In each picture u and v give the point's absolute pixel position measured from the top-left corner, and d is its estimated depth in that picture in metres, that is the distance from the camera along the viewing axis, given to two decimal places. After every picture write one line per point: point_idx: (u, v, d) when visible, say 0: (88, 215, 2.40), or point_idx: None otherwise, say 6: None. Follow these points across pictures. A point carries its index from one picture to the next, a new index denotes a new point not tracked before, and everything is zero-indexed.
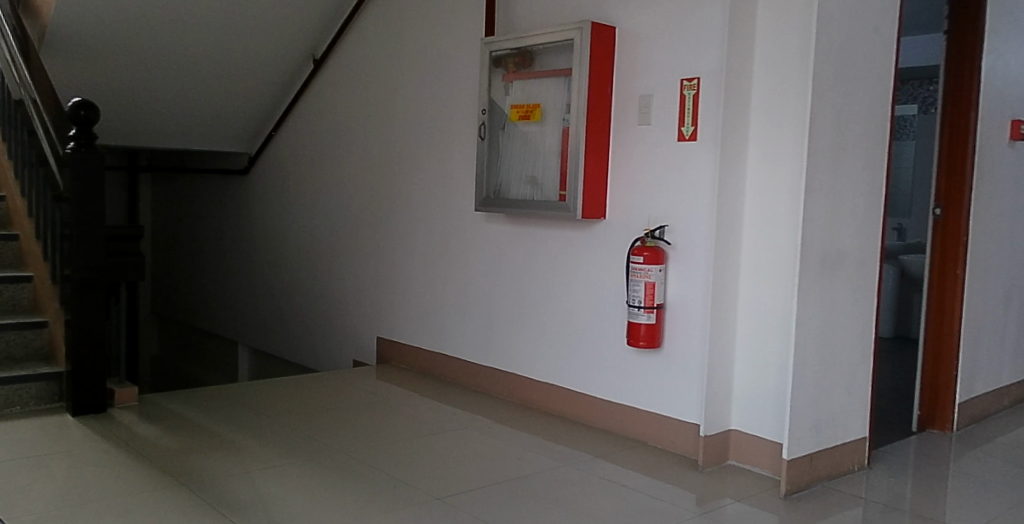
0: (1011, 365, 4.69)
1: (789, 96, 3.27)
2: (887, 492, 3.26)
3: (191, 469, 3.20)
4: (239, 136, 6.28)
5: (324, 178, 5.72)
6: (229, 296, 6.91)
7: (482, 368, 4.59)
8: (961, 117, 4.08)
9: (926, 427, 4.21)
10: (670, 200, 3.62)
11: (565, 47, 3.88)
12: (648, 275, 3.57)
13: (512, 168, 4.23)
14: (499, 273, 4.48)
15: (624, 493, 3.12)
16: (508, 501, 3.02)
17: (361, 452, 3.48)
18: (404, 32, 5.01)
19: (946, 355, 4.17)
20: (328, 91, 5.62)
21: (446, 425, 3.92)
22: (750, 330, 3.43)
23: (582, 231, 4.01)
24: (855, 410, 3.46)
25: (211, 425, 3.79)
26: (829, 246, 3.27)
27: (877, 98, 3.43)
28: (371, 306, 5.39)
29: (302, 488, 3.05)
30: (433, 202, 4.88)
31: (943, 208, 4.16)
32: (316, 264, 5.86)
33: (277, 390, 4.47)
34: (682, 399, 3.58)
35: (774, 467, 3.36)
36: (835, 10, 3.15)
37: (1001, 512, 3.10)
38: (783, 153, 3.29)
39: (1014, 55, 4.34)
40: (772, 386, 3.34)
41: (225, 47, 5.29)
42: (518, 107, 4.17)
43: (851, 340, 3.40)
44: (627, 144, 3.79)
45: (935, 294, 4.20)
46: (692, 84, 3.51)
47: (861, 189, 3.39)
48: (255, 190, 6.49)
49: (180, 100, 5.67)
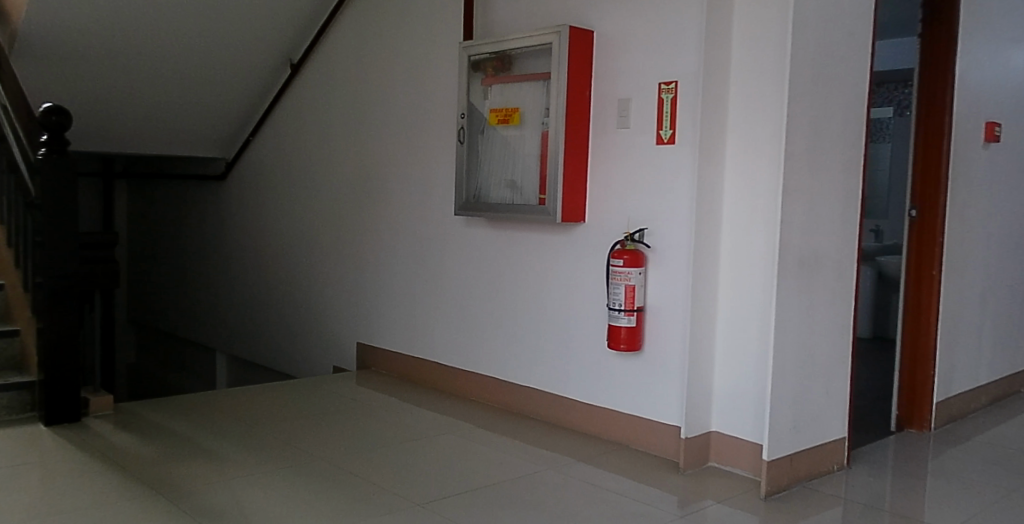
0: (988, 364, 4.73)
1: (767, 96, 3.29)
2: (866, 492, 3.27)
3: (167, 478, 3.15)
4: (216, 141, 6.24)
5: (302, 185, 5.68)
6: (206, 301, 6.85)
7: (462, 372, 4.57)
8: (936, 119, 4.12)
9: (904, 427, 4.23)
10: (649, 204, 3.63)
11: (543, 51, 3.88)
12: (628, 278, 3.56)
13: (492, 171, 4.22)
14: (480, 278, 4.47)
15: (606, 497, 3.12)
16: (487, 505, 3.01)
17: (340, 459, 3.45)
18: (382, 36, 4.99)
19: (924, 354, 4.21)
20: (306, 96, 5.59)
21: (427, 430, 3.90)
22: (729, 331, 3.44)
23: (562, 235, 4.01)
24: (833, 411, 3.48)
25: (188, 432, 3.75)
26: (807, 248, 3.28)
27: (853, 100, 3.45)
28: (350, 311, 5.35)
29: (280, 497, 3.01)
30: (411, 206, 4.86)
31: (918, 209, 4.20)
32: (295, 272, 5.81)
33: (255, 397, 4.44)
34: (663, 401, 3.58)
35: (755, 468, 3.37)
36: (810, 14, 3.17)
37: (978, 510, 3.11)
38: (760, 157, 3.31)
39: (987, 58, 4.40)
40: (751, 388, 3.35)
41: (200, 52, 5.24)
42: (497, 110, 4.15)
43: (829, 340, 3.42)
44: (606, 148, 3.80)
45: (911, 294, 4.24)
46: (670, 88, 3.52)
47: (838, 190, 3.41)
48: (232, 196, 6.44)
49: (154, 105, 5.61)
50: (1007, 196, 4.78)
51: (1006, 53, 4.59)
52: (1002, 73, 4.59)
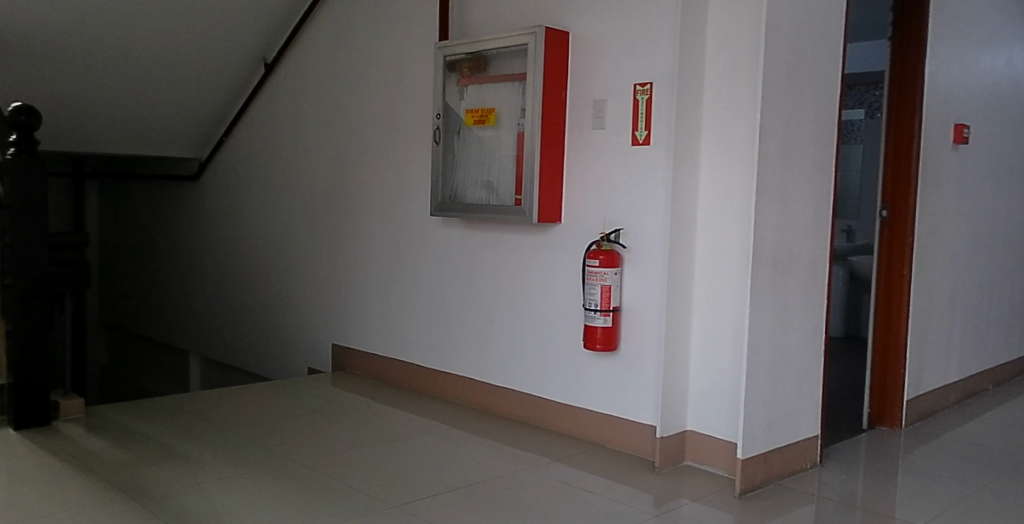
0: (957, 362, 4.80)
1: (740, 97, 3.32)
2: (839, 490, 3.31)
3: (138, 483, 3.11)
4: (189, 141, 6.18)
5: (277, 185, 5.64)
6: (179, 303, 6.78)
7: (439, 373, 4.56)
8: (906, 120, 4.18)
9: (876, 425, 4.29)
10: (625, 204, 3.65)
11: (518, 52, 3.88)
12: (604, 278, 3.58)
13: (468, 172, 4.22)
14: (456, 278, 4.46)
15: (581, 496, 3.13)
16: (463, 506, 3.00)
17: (316, 461, 3.43)
18: (358, 36, 4.96)
19: (895, 353, 4.26)
20: (281, 96, 5.55)
21: (403, 432, 3.89)
22: (704, 331, 3.46)
23: (538, 236, 4.02)
24: (807, 409, 3.51)
25: (161, 436, 3.71)
26: (781, 248, 3.32)
27: (826, 102, 3.49)
28: (326, 313, 5.32)
29: (255, 500, 2.98)
30: (387, 207, 4.84)
31: (889, 210, 4.26)
32: (269, 273, 5.76)
33: (229, 399, 4.40)
34: (638, 401, 3.60)
35: (729, 467, 3.40)
36: (783, 16, 3.21)
37: (948, 507, 3.16)
38: (734, 157, 3.34)
39: (956, 61, 4.47)
40: (726, 387, 3.38)
41: (173, 50, 5.19)
42: (473, 111, 4.15)
43: (802, 340, 3.46)
44: (582, 148, 3.81)
45: (882, 293, 4.30)
46: (645, 89, 3.54)
47: (810, 191, 3.45)
48: (206, 197, 6.39)
49: (126, 104, 5.55)
50: (975, 197, 4.86)
51: (973, 57, 4.67)
52: (970, 75, 4.66)
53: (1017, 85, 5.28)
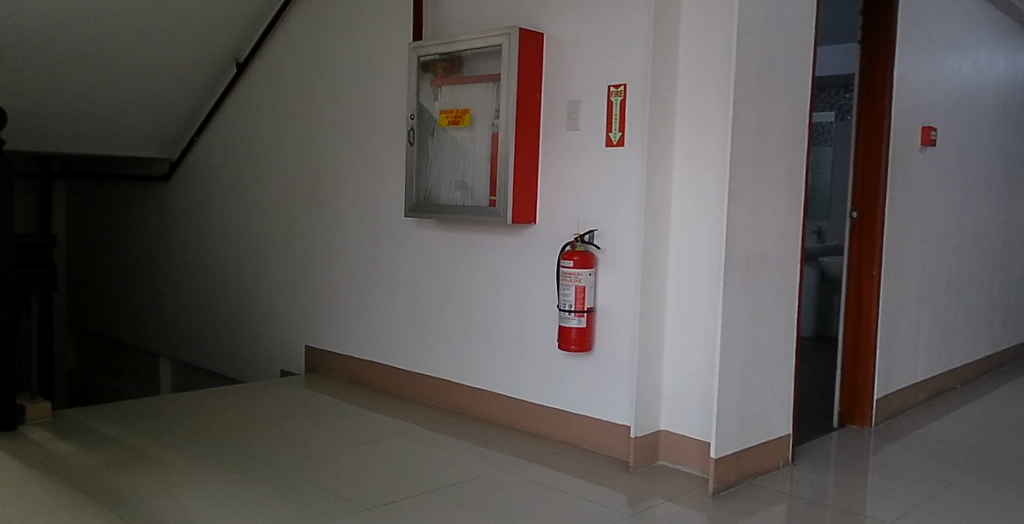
0: (925, 361, 4.87)
1: (713, 100, 3.34)
2: (810, 488, 3.34)
3: (107, 487, 3.07)
4: (159, 140, 6.11)
5: (249, 186, 5.59)
6: (149, 305, 6.69)
7: (413, 375, 4.54)
8: (875, 123, 4.24)
9: (846, 423, 4.33)
10: (599, 206, 3.66)
11: (492, 53, 3.88)
12: (578, 279, 3.58)
13: (442, 173, 4.21)
14: (431, 279, 4.44)
15: (555, 496, 3.13)
16: (437, 507, 3.00)
17: (289, 464, 3.40)
18: (331, 35, 4.93)
19: (865, 353, 4.32)
20: (253, 95, 5.50)
21: (377, 434, 3.87)
22: (678, 332, 3.48)
23: (513, 237, 4.02)
24: (778, 408, 3.55)
25: (130, 440, 3.66)
26: (752, 249, 3.35)
27: (797, 104, 3.53)
28: (299, 314, 5.28)
29: (227, 504, 2.95)
30: (361, 208, 4.82)
31: (859, 211, 4.32)
32: (241, 275, 5.71)
33: (200, 402, 4.34)
34: (613, 401, 3.61)
35: (702, 466, 3.42)
36: (754, 20, 3.24)
37: (917, 504, 3.20)
38: (707, 160, 3.36)
39: (923, 64, 4.54)
40: (699, 387, 3.40)
41: (142, 49, 5.12)
42: (447, 112, 4.14)
43: (774, 340, 3.49)
44: (556, 150, 3.81)
45: (853, 294, 4.35)
46: (619, 91, 3.55)
47: (782, 192, 3.48)
48: (176, 197, 6.31)
49: (94, 103, 5.47)
50: (943, 199, 4.94)
51: (941, 61, 4.74)
52: (937, 79, 4.74)
53: (983, 90, 5.37)
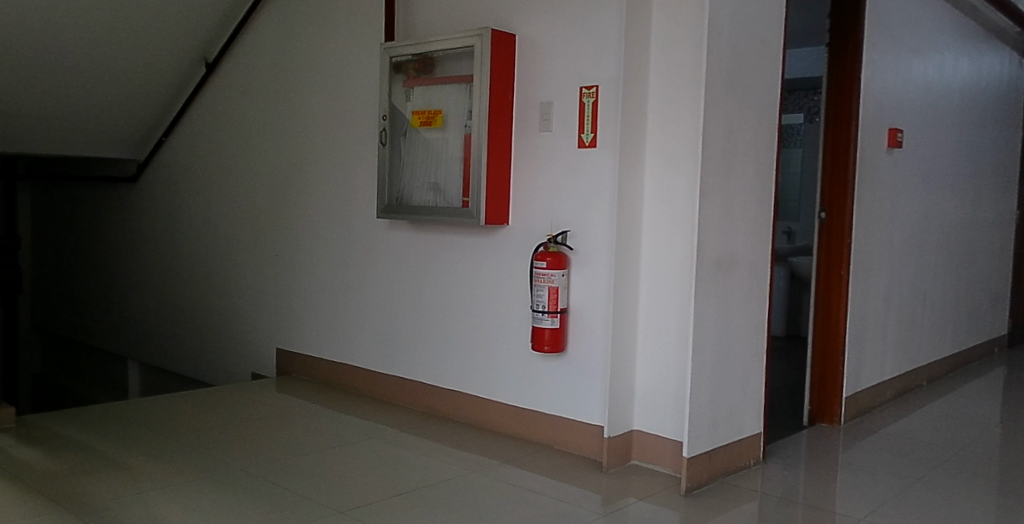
0: (892, 360, 4.95)
1: (684, 102, 3.37)
2: (781, 486, 3.38)
3: (74, 493, 3.02)
4: (127, 141, 6.03)
5: (218, 188, 5.53)
6: (116, 307, 6.60)
7: (385, 377, 4.52)
8: (843, 125, 4.30)
9: (816, 421, 4.39)
10: (571, 206, 3.67)
11: (465, 54, 3.88)
12: (551, 280, 3.59)
13: (414, 174, 4.19)
14: (403, 280, 4.42)
15: (529, 497, 3.13)
16: (410, 509, 2.99)
17: (260, 468, 3.37)
18: (302, 35, 4.89)
19: (834, 351, 4.37)
20: (222, 95, 5.44)
21: (350, 436, 3.84)
22: (650, 332, 3.50)
23: (485, 238, 4.02)
24: (749, 406, 3.58)
25: (97, 444, 3.60)
26: (723, 249, 3.37)
27: (766, 105, 3.57)
28: (270, 316, 5.23)
29: (196, 508, 2.92)
30: (333, 209, 4.78)
31: (827, 211, 4.37)
32: (210, 278, 5.65)
33: (169, 406, 4.29)
34: (586, 402, 3.62)
35: (675, 465, 3.44)
36: (724, 23, 3.27)
37: (885, 501, 3.25)
38: (678, 161, 3.39)
39: (890, 67, 4.61)
40: (671, 386, 3.43)
41: (108, 49, 5.05)
42: (419, 113, 4.13)
43: (744, 339, 3.52)
44: (528, 151, 3.82)
45: (821, 293, 4.41)
46: (591, 92, 3.57)
47: (752, 193, 3.51)
48: (144, 198, 6.23)
49: (59, 105, 5.38)
50: (909, 199, 5.02)
51: (906, 64, 4.82)
52: (903, 82, 4.81)
53: (947, 92, 5.47)
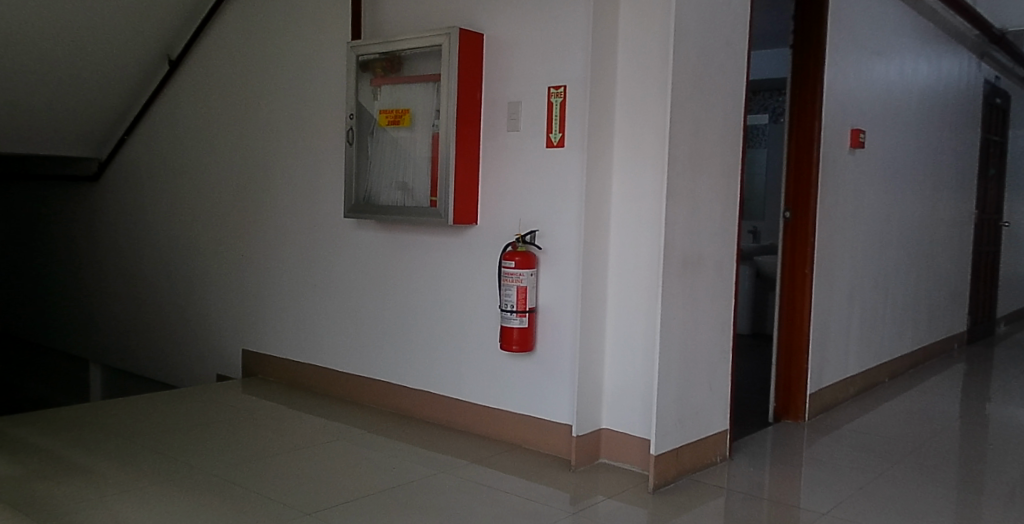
0: (855, 357, 5.03)
1: (651, 102, 3.40)
2: (746, 482, 3.41)
3: (33, 498, 2.95)
4: (88, 140, 5.92)
5: (182, 187, 5.45)
6: (78, 309, 6.47)
7: (353, 378, 4.49)
8: (807, 126, 4.36)
9: (781, 418, 4.46)
10: (540, 206, 3.67)
11: (433, 53, 3.87)
12: (520, 279, 3.59)
13: (382, 173, 4.17)
14: (371, 280, 4.40)
15: (498, 497, 3.13)
16: (378, 510, 2.97)
17: (225, 470, 3.33)
18: (267, 32, 4.84)
19: (798, 349, 4.43)
20: (186, 93, 5.37)
21: (317, 437, 3.81)
22: (618, 331, 3.52)
23: (453, 237, 4.01)
24: (715, 404, 3.62)
25: (58, 448, 3.53)
26: (690, 249, 3.40)
27: (732, 107, 3.60)
28: (235, 317, 5.17)
29: (160, 512, 2.87)
30: (299, 208, 4.74)
31: (792, 211, 4.44)
32: (175, 279, 5.57)
33: (132, 409, 4.22)
34: (554, 400, 3.63)
35: (642, 462, 3.46)
36: (691, 24, 3.30)
37: (848, 495, 3.29)
38: (645, 161, 3.41)
39: (852, 68, 4.69)
40: (639, 384, 3.45)
41: (69, 46, 4.96)
42: (387, 112, 4.10)
43: (710, 338, 3.55)
44: (496, 150, 3.82)
45: (786, 291, 4.47)
46: (559, 92, 3.58)
47: (717, 194, 3.55)
48: (105, 198, 6.12)
49: (18, 102, 5.27)
50: (871, 200, 5.11)
51: (868, 66, 4.90)
52: (865, 84, 4.90)
53: (908, 95, 5.57)
